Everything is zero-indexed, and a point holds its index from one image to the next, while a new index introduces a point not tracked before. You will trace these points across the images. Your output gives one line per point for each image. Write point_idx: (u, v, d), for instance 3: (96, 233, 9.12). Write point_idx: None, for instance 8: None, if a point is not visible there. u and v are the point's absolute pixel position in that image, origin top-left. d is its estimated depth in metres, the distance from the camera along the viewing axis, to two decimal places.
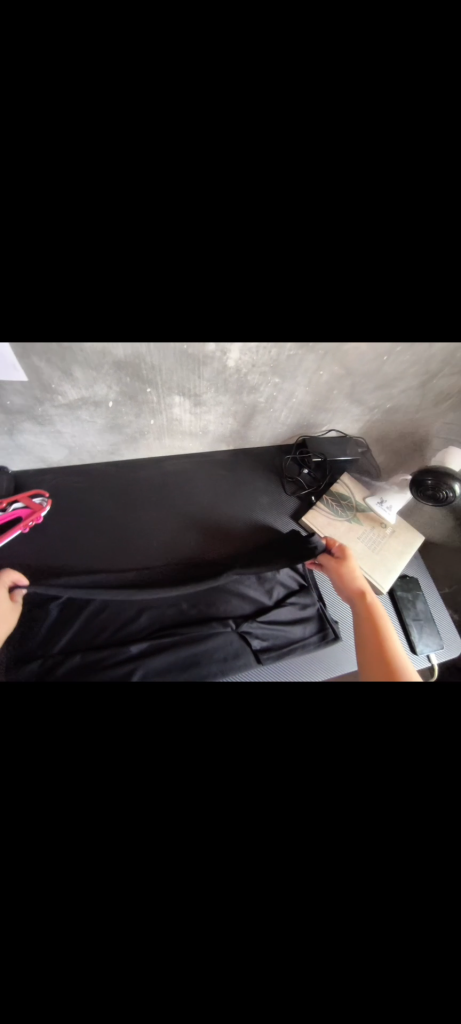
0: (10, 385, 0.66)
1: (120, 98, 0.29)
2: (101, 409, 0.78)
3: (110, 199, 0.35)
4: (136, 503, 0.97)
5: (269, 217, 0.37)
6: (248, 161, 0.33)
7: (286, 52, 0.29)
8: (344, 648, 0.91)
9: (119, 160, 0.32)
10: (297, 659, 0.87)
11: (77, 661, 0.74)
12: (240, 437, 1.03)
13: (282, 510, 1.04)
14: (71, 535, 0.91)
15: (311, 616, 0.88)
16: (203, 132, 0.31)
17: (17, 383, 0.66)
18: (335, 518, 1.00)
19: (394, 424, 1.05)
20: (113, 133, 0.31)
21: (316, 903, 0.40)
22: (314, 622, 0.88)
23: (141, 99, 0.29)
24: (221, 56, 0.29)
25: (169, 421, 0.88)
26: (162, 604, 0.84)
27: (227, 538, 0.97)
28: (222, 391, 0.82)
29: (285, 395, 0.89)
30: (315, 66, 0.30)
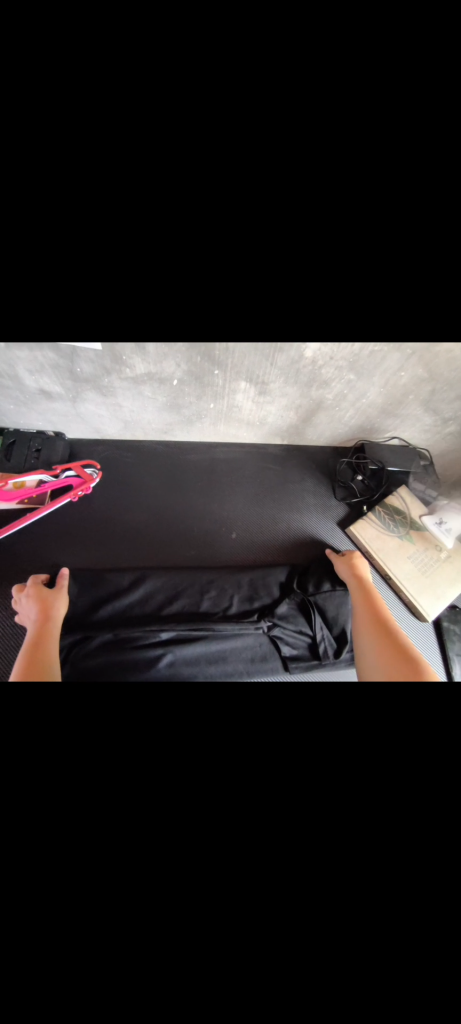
0: (81, 353, 0.65)
1: (250, 99, 0.25)
2: (165, 386, 0.76)
3: (209, 190, 0.28)
4: (182, 487, 0.94)
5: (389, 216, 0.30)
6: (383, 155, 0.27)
7: (383, 50, 0.25)
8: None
9: (233, 151, 0.27)
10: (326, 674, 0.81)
11: (109, 639, 0.74)
12: (296, 433, 0.98)
13: (329, 515, 0.98)
14: (113, 513, 0.90)
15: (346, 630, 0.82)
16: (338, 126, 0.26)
17: (90, 352, 0.64)
18: (385, 532, 0.93)
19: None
20: (228, 118, 0.26)
21: None
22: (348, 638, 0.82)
23: (272, 100, 0.25)
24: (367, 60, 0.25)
25: (229, 406, 0.84)
26: (196, 593, 0.82)
27: (269, 535, 0.94)
28: (291, 381, 0.77)
29: (355, 394, 0.82)
30: None
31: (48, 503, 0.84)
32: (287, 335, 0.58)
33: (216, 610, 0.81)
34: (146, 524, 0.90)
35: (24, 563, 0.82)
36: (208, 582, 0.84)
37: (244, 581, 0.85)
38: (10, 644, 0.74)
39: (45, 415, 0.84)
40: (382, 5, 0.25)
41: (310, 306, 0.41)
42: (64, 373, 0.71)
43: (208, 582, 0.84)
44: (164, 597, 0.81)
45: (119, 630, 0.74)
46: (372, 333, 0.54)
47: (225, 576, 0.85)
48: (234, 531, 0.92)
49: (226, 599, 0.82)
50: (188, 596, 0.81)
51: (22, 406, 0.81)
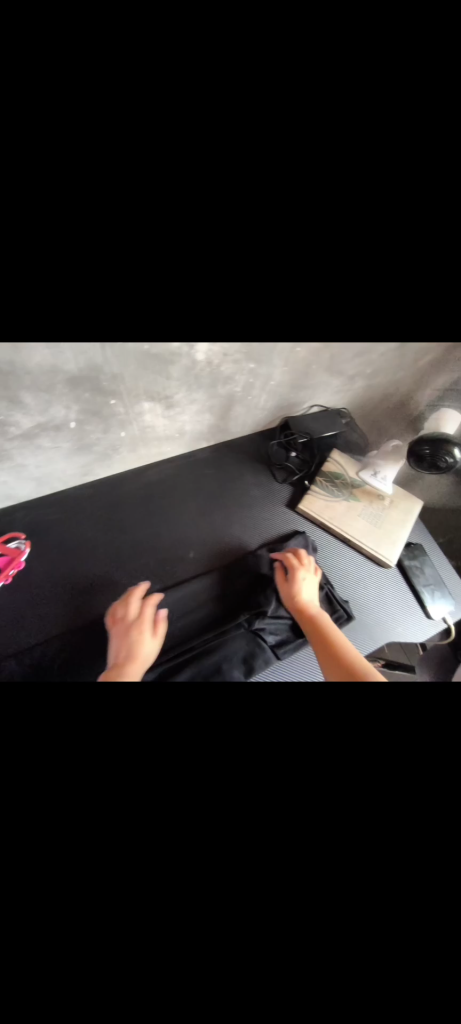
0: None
1: None
2: (63, 432, 0.69)
3: None
4: (124, 522, 0.88)
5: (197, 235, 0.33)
6: None
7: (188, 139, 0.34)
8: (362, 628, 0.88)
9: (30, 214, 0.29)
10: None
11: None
12: (220, 431, 0.96)
13: (277, 499, 0.98)
14: (57, 575, 0.82)
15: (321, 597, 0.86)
16: None
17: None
18: (331, 499, 0.97)
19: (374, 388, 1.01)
20: None
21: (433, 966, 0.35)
22: (325, 607, 0.85)
23: None
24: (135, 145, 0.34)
25: (141, 429, 0.79)
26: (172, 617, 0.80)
27: (228, 540, 0.92)
28: (195, 388, 0.74)
29: (262, 379, 0.81)
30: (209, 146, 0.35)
31: None
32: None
33: (196, 628, 0.80)
34: (97, 568, 0.84)
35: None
36: (178, 602, 0.82)
37: (213, 588, 0.85)
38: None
39: None
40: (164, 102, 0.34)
41: None
42: None
43: (178, 602, 0.82)
44: None
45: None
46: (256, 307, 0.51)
47: (194, 589, 0.84)
48: (192, 550, 0.89)
49: (204, 613, 0.82)
50: (165, 625, 0.79)
51: None
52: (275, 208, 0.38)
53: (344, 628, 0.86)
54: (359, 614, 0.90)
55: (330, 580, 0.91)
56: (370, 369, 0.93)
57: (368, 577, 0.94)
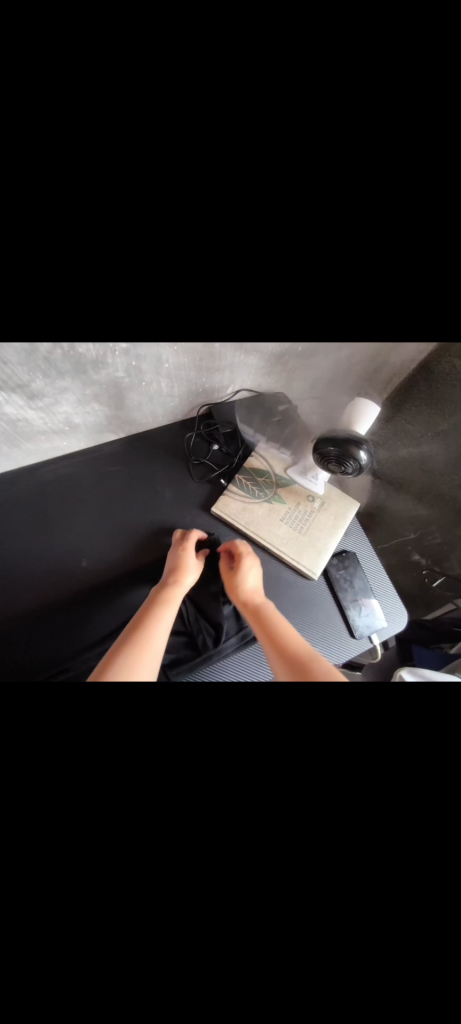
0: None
1: None
2: None
3: None
4: (12, 526, 0.79)
5: None
6: None
7: None
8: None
9: None
10: (218, 664, 0.75)
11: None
12: (124, 422, 0.84)
13: (190, 501, 0.87)
14: None
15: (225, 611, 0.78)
16: None
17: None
18: (250, 500, 0.85)
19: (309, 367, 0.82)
20: None
21: None
22: (231, 623, 0.77)
23: None
24: None
25: (10, 423, 0.68)
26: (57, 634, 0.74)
27: (131, 546, 0.83)
28: (57, 374, 0.62)
29: (152, 360, 0.68)
30: None
31: None
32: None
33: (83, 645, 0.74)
34: None
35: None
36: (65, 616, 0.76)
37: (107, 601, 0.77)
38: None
39: None
40: None
41: None
42: None
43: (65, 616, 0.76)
44: (17, 651, 0.71)
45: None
46: (53, 295, 0.40)
47: (86, 603, 0.77)
48: (85, 557, 0.81)
49: (95, 629, 0.76)
50: (48, 640, 0.73)
51: None
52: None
53: (253, 647, 0.77)
54: None
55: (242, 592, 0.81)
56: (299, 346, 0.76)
57: (288, 589, 0.83)
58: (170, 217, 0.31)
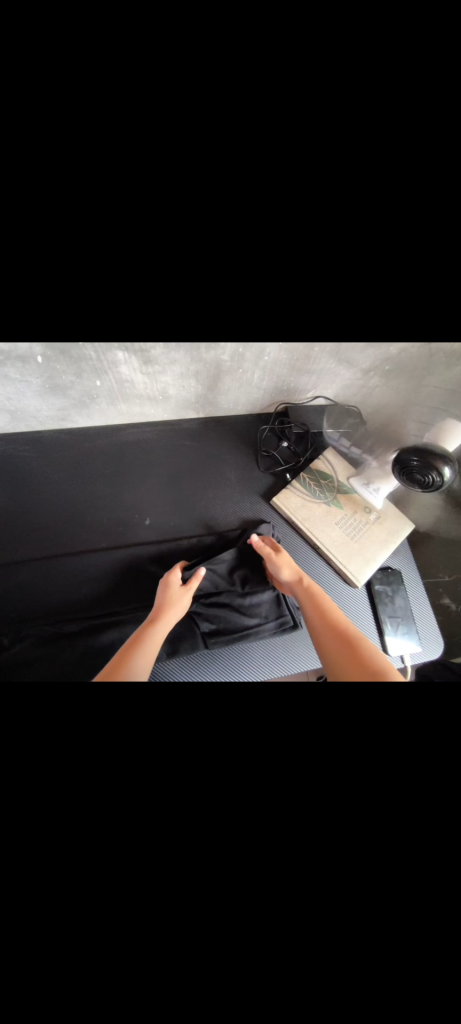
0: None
1: None
2: (31, 366, 0.68)
3: None
4: (92, 475, 0.86)
5: (126, 160, 0.30)
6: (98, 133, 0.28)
7: (140, 35, 0.26)
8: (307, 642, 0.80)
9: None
10: (252, 644, 0.79)
11: (15, 649, 0.70)
12: (210, 404, 0.90)
13: (252, 489, 0.91)
14: (16, 510, 0.82)
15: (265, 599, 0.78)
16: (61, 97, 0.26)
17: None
18: (310, 500, 0.88)
19: (390, 388, 0.84)
20: None
21: (212, 1009, 0.30)
22: (272, 610, 0.79)
23: None
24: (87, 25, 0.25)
25: (119, 382, 0.76)
26: (111, 581, 0.78)
27: (190, 516, 0.87)
28: (174, 349, 0.69)
29: (255, 353, 0.74)
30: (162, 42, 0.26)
31: None
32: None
33: (131, 597, 0.78)
34: (54, 516, 0.83)
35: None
36: (121, 566, 0.79)
37: (160, 561, 0.81)
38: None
39: None
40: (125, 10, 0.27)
41: (108, 274, 0.40)
42: None
43: (121, 566, 0.79)
44: (76, 587, 0.77)
45: (23, 640, 0.71)
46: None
47: (141, 559, 0.80)
48: (148, 517, 0.85)
49: (144, 586, 0.79)
50: (101, 585, 0.77)
51: None
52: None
53: (287, 636, 0.79)
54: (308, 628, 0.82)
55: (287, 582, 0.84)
56: (386, 367, 0.80)
57: (329, 592, 0.86)
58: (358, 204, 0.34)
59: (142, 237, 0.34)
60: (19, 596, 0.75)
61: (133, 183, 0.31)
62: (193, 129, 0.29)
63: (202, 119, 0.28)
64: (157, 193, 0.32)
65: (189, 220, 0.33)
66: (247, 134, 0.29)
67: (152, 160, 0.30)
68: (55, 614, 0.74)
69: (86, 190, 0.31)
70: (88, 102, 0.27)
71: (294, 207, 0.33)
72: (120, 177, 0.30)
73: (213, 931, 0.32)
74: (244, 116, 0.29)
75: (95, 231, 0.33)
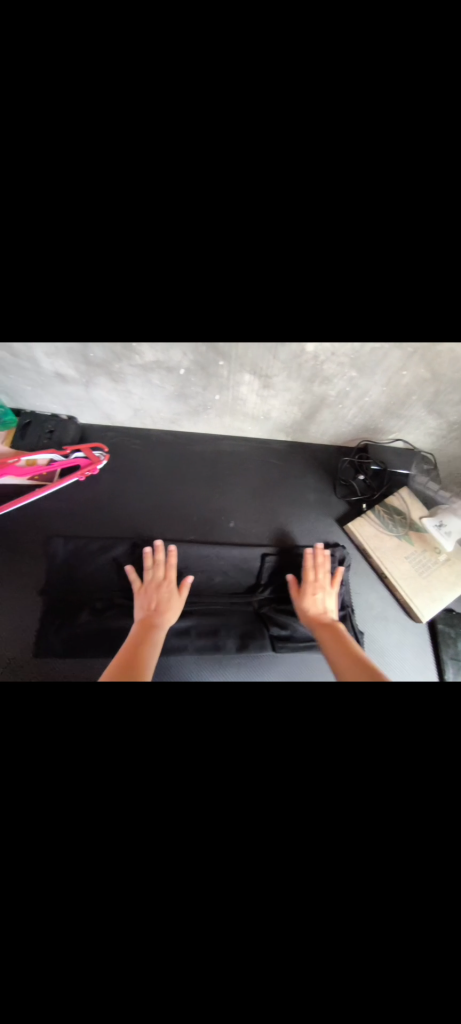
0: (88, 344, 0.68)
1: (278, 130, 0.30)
2: (172, 376, 0.80)
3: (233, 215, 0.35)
4: (188, 474, 0.97)
5: (374, 222, 0.35)
6: (362, 169, 0.31)
7: (405, 99, 0.30)
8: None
9: (270, 164, 0.31)
10: (314, 657, 0.82)
11: (107, 615, 0.78)
12: (300, 429, 1.00)
13: (328, 511, 0.98)
14: (121, 492, 0.92)
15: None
16: (332, 155, 0.32)
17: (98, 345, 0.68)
18: (383, 531, 0.93)
19: None
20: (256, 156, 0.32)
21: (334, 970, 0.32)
22: None
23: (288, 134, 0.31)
24: (376, 92, 0.30)
25: (234, 398, 0.87)
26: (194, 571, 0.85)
27: (269, 527, 0.94)
28: (294, 376, 0.79)
29: (358, 392, 0.84)
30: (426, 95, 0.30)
31: (55, 480, 0.88)
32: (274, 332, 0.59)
33: (210, 589, 0.85)
34: (151, 505, 0.92)
35: (28, 552, 0.84)
36: (204, 558, 0.87)
37: (239, 560, 0.88)
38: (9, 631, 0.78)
39: (60, 399, 0.88)
40: (405, 32, 0.28)
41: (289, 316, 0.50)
42: (80, 360, 0.74)
43: (204, 558, 0.87)
44: None
45: (114, 609, 0.79)
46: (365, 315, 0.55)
47: (222, 555, 0.87)
48: (232, 520, 0.93)
49: (221, 580, 0.86)
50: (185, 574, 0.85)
51: (40, 389, 0.84)
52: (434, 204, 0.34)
53: None
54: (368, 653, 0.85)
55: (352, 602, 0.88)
56: None
57: (392, 622, 0.88)
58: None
59: (341, 277, 0.41)
60: (113, 569, 0.83)
61: (365, 242, 0.36)
62: (424, 184, 0.33)
63: (433, 178, 0.33)
64: (374, 248, 0.37)
65: (391, 263, 0.39)
66: (453, 190, 0.33)
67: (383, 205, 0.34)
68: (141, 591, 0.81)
69: (322, 259, 0.38)
70: (356, 158, 0.32)
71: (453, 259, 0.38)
72: (357, 244, 0.36)
73: (274, 936, 0.33)
74: (459, 176, 0.33)
75: (314, 278, 0.41)
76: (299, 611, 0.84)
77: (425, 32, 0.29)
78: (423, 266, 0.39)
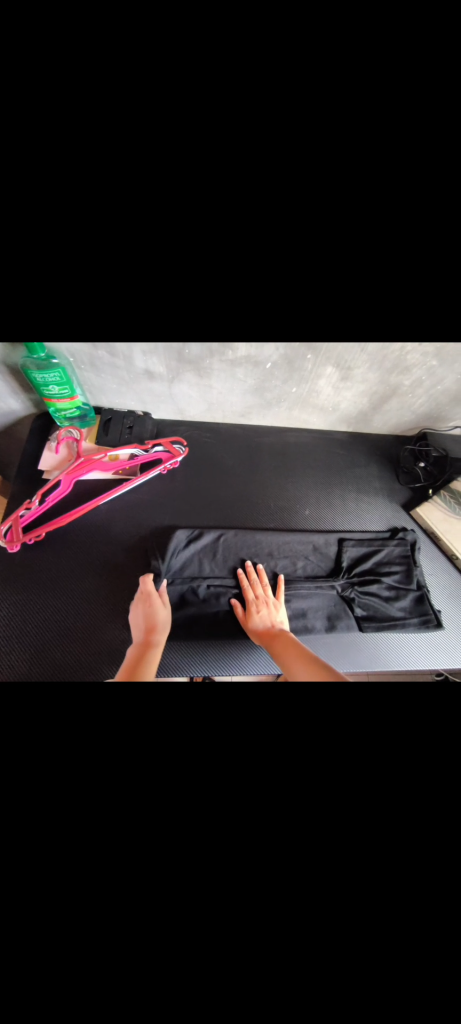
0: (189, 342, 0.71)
1: None
2: (257, 370, 0.83)
3: None
4: (261, 466, 1.00)
5: None
6: None
7: None
8: (445, 642, 0.88)
9: None
10: (398, 635, 0.86)
11: (204, 602, 0.82)
12: (364, 420, 1.03)
13: (394, 498, 1.02)
14: (198, 484, 0.96)
15: (409, 593, 0.87)
16: None
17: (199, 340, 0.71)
18: (451, 515, 0.97)
19: None
20: None
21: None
22: (417, 608, 0.87)
23: None
24: None
25: (309, 390, 0.90)
26: (278, 556, 0.89)
27: (341, 514, 0.97)
28: (374, 368, 0.82)
29: (432, 381, 0.87)
30: None
31: (138, 473, 0.91)
32: (382, 328, 0.62)
33: (295, 572, 0.88)
34: (229, 495, 0.95)
35: (122, 543, 0.88)
36: (287, 544, 0.90)
37: (319, 545, 0.91)
38: (110, 618, 0.81)
39: (141, 395, 0.91)
40: None
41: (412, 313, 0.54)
42: (173, 356, 0.78)
43: (287, 544, 0.90)
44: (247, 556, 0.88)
45: (208, 596, 0.82)
46: None
47: (303, 542, 0.91)
48: (306, 508, 0.97)
49: (302, 564, 0.89)
50: (271, 560, 0.88)
51: (124, 386, 0.87)
52: None
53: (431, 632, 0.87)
54: (446, 629, 0.89)
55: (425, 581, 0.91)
56: None
57: None
58: None
59: None
60: (202, 557, 0.86)
61: None
62: None
63: None
64: None
65: None
66: None
67: None
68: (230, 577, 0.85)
69: None
70: None
71: None
72: None
73: None
74: None
75: None
76: (380, 594, 0.86)
77: None
78: None
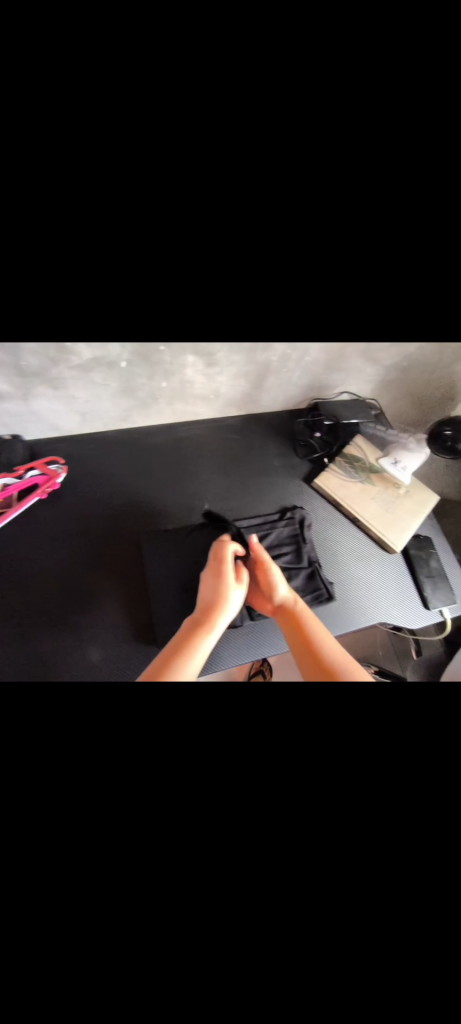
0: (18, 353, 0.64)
1: None
2: (114, 371, 0.77)
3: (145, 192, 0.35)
4: (154, 468, 0.96)
5: None
6: None
7: (269, 67, 0.34)
8: (341, 612, 0.90)
9: None
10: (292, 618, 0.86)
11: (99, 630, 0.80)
12: (252, 402, 1.02)
13: (295, 474, 1.03)
14: (87, 501, 0.90)
15: (298, 573, 0.87)
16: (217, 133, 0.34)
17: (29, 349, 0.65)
18: (347, 479, 1.00)
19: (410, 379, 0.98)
20: None
21: None
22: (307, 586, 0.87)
23: None
24: (241, 67, 0.34)
25: (180, 382, 0.86)
26: (165, 563, 0.85)
27: (243, 501, 0.97)
28: (235, 350, 0.80)
29: (299, 353, 0.87)
30: (291, 76, 0.35)
31: (14, 503, 0.83)
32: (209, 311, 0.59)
33: (195, 573, 0.85)
34: (122, 507, 0.91)
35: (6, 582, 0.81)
36: (187, 547, 0.87)
37: None
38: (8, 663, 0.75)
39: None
40: (264, 20, 0.33)
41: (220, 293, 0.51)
42: (12, 370, 0.71)
43: (187, 546, 0.87)
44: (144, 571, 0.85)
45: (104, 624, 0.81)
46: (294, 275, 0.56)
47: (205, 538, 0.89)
48: (207, 503, 0.95)
49: (190, 565, 0.85)
50: (162, 567, 0.84)
51: None
52: (322, 177, 0.40)
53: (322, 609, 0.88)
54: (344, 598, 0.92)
55: (317, 559, 0.92)
56: (405, 360, 0.92)
57: (372, 560, 0.97)
58: (382, 221, 0.45)
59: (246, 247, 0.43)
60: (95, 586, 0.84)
61: None
62: (305, 164, 0.38)
63: (314, 156, 0.38)
64: (271, 215, 0.41)
65: (293, 228, 0.44)
66: (342, 159, 0.38)
67: (269, 176, 0.38)
68: (126, 599, 0.83)
69: None
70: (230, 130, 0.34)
71: (358, 224, 0.43)
72: None
73: None
74: (345, 143, 0.37)
75: None
76: None
77: (281, 13, 0.33)
78: (328, 232, 0.44)
